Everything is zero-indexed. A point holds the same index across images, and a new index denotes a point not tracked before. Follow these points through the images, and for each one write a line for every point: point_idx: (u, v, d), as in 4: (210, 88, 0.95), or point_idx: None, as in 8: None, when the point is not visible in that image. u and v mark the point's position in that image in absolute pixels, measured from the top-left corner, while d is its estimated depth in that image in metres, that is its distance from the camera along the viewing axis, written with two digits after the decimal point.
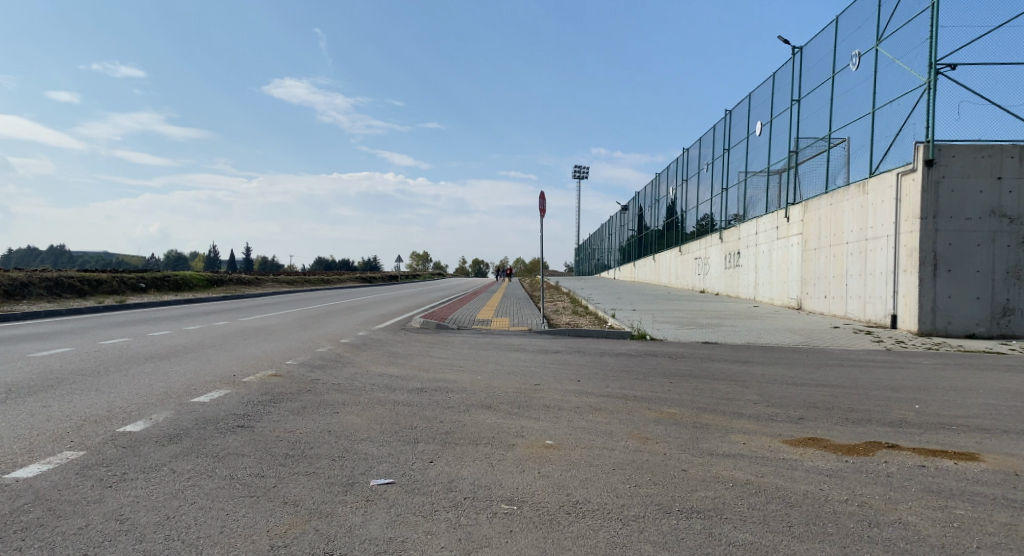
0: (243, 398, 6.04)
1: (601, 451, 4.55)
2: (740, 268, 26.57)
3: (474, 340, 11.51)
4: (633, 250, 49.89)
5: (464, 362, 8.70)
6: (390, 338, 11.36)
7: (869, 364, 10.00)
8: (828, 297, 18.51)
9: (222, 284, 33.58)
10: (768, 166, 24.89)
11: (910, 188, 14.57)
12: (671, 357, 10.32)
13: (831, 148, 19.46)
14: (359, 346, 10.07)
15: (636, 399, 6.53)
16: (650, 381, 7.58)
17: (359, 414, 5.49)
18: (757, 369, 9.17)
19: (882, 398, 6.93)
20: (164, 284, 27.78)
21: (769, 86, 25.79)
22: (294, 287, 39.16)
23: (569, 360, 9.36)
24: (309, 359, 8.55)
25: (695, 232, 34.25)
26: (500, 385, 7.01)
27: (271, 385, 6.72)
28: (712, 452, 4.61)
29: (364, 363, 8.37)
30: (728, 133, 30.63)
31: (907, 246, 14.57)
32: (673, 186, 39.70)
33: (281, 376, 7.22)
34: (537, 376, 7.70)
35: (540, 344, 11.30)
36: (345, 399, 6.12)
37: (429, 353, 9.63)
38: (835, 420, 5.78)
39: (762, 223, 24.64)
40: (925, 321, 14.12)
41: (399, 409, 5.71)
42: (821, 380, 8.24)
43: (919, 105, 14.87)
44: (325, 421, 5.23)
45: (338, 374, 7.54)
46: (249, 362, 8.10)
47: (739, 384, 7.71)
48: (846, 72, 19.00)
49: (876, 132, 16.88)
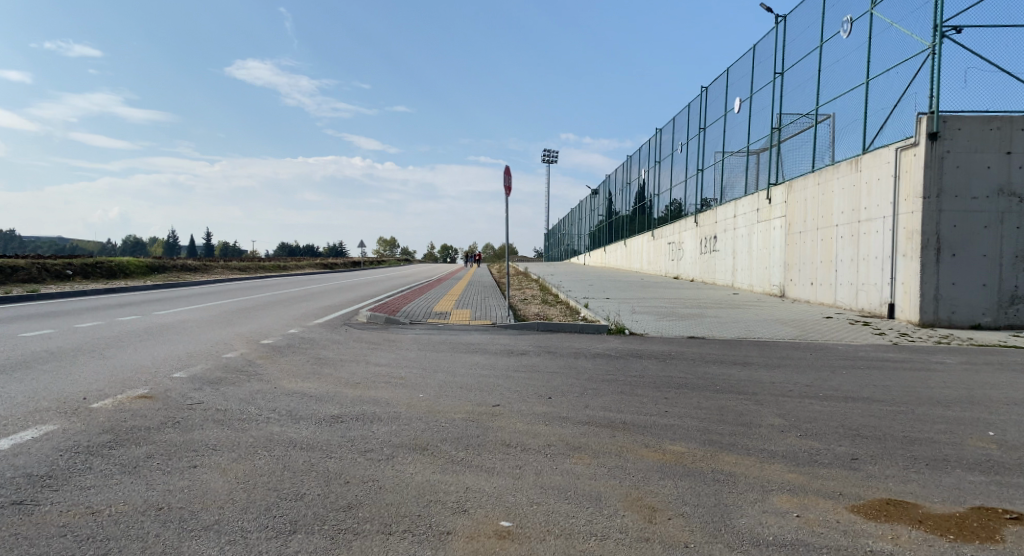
0: (71, 438, 4.11)
1: (583, 547, 2.87)
2: (717, 253, 25.15)
3: (425, 339, 9.73)
4: (603, 236, 48.32)
5: (408, 372, 6.91)
6: (324, 338, 9.47)
7: (889, 367, 8.56)
8: (815, 284, 17.25)
9: (164, 270, 30.80)
10: (747, 145, 23.52)
11: (911, 164, 13.16)
12: (658, 358, 8.69)
13: (818, 124, 18.06)
14: (280, 350, 8.17)
15: (627, 429, 4.86)
16: (640, 398, 5.91)
17: (227, 470, 3.69)
18: (763, 375, 7.62)
19: (938, 420, 5.39)
20: (94, 272, 25.12)
21: (749, 59, 24.31)
22: (245, 274, 36.45)
23: (537, 365, 7.66)
24: (206, 370, 6.61)
25: (667, 217, 32.83)
26: (446, 409, 5.26)
27: (125, 413, 4.78)
28: (758, 543, 2.96)
29: (275, 376, 6.48)
30: (704, 111, 29.10)
31: (907, 229, 13.22)
32: (644, 169, 38.09)
33: (151, 398, 5.27)
34: (498, 391, 5.98)
35: (505, 342, 9.61)
36: (222, 438, 4.31)
37: (366, 359, 7.79)
38: (903, 462, 4.21)
39: (740, 205, 23.24)
40: (926, 311, 12.83)
41: (292, 459, 3.92)
42: (848, 392, 6.71)
43: (922, 72, 13.46)
44: (164, 486, 3.39)
45: (233, 394, 5.63)
46: (120, 375, 6.10)
47: (751, 399, 6.12)
48: (836, 40, 17.55)
49: (870, 103, 15.48)
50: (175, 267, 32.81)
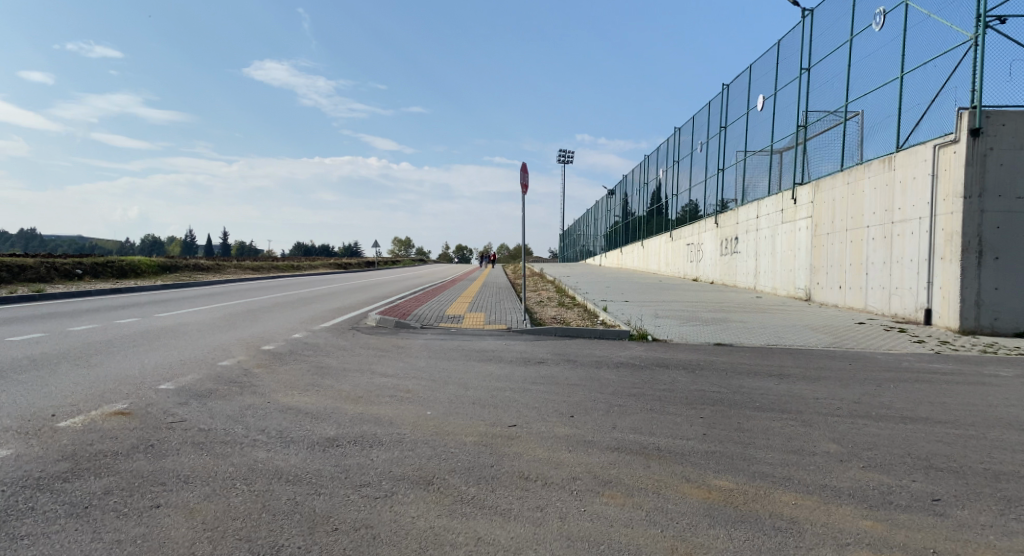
0: (22, 467, 3.55)
1: None
2: (738, 255, 24.34)
3: (436, 345, 9.14)
4: (619, 237, 47.39)
5: (416, 384, 6.32)
6: (329, 344, 8.93)
7: (941, 381, 7.83)
8: (843, 288, 16.49)
9: (176, 271, 30.47)
10: (771, 143, 22.70)
11: (950, 162, 12.37)
12: (686, 368, 8.03)
13: (847, 121, 17.26)
14: (281, 358, 7.61)
15: (663, 458, 4.24)
16: (674, 418, 5.26)
17: (195, 512, 3.11)
18: (805, 390, 6.95)
19: (1017, 448, 4.72)
20: (105, 271, 24.84)
21: (773, 55, 23.49)
22: (257, 274, 35.92)
23: (556, 376, 7.05)
24: (196, 380, 6.06)
25: (686, 217, 32.00)
26: (457, 431, 4.67)
27: (94, 434, 4.21)
28: None
29: (271, 388, 5.93)
30: (725, 109, 28.25)
31: (946, 230, 12.43)
32: (662, 169, 37.24)
33: (128, 415, 4.70)
34: (514, 409, 5.38)
35: (521, 350, 9.00)
36: (198, 466, 3.74)
37: (371, 368, 7.22)
38: (996, 505, 3.56)
39: (763, 205, 22.43)
40: (967, 317, 12.04)
41: (273, 497, 3.34)
42: (904, 411, 6.03)
43: (963, 64, 12.67)
44: (116, 536, 2.83)
45: (221, 410, 5.06)
46: (101, 387, 5.57)
47: (798, 421, 5.46)
48: (868, 33, 16.75)
49: (904, 99, 14.69)
50: (187, 267, 32.43)
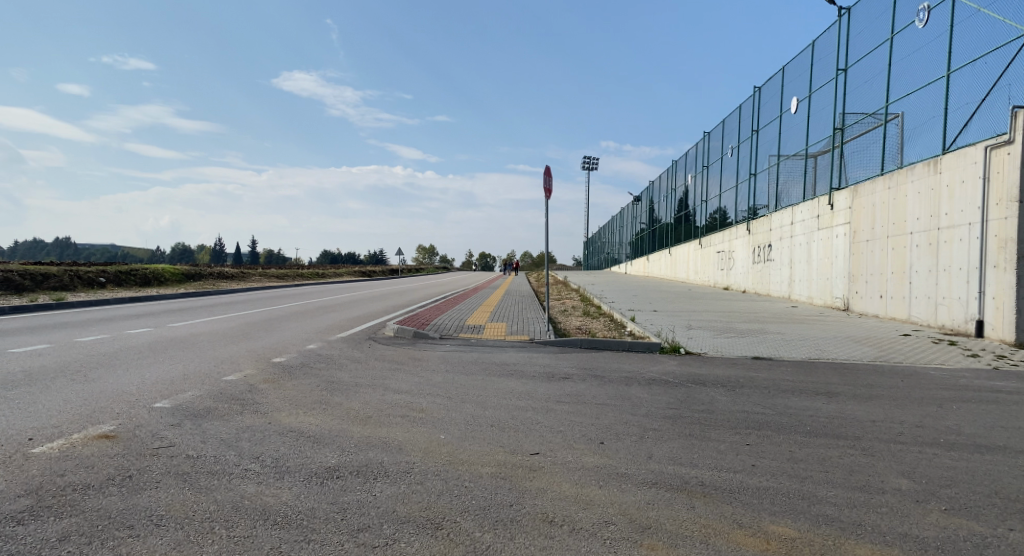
0: None
1: None
2: (771, 262, 23.47)
3: (455, 358, 8.64)
4: (646, 245, 46.49)
5: (431, 403, 5.81)
6: (343, 356, 8.49)
7: (1011, 402, 7.06)
8: (885, 297, 15.63)
9: (201, 279, 30.51)
10: (805, 147, 21.88)
11: (1004, 164, 11.53)
12: (724, 385, 7.39)
13: (887, 123, 16.44)
14: (290, 371, 7.18)
15: (708, 497, 3.66)
16: (717, 447, 4.66)
17: None
18: (859, 412, 6.27)
19: None
20: (130, 279, 24.94)
21: (807, 56, 22.68)
22: (281, 282, 35.91)
23: (583, 395, 6.48)
24: (195, 397, 5.64)
25: (715, 225, 31.14)
26: (473, 460, 4.15)
27: (68, 463, 3.78)
28: None
29: (273, 407, 5.47)
30: (756, 113, 27.43)
31: (1000, 237, 11.58)
32: (690, 175, 36.40)
33: (113, 439, 4.28)
34: (536, 434, 4.84)
35: (545, 363, 8.45)
36: (175, 504, 3.27)
37: (384, 384, 6.73)
38: None
39: (797, 211, 21.57)
40: None
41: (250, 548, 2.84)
42: (978, 439, 5.33)
43: (1018, 60, 11.84)
44: None
45: (215, 432, 4.61)
46: (91, 405, 5.16)
47: (858, 450, 4.82)
48: (910, 30, 15.92)
49: (951, 99, 13.86)
50: (213, 275, 32.50)
